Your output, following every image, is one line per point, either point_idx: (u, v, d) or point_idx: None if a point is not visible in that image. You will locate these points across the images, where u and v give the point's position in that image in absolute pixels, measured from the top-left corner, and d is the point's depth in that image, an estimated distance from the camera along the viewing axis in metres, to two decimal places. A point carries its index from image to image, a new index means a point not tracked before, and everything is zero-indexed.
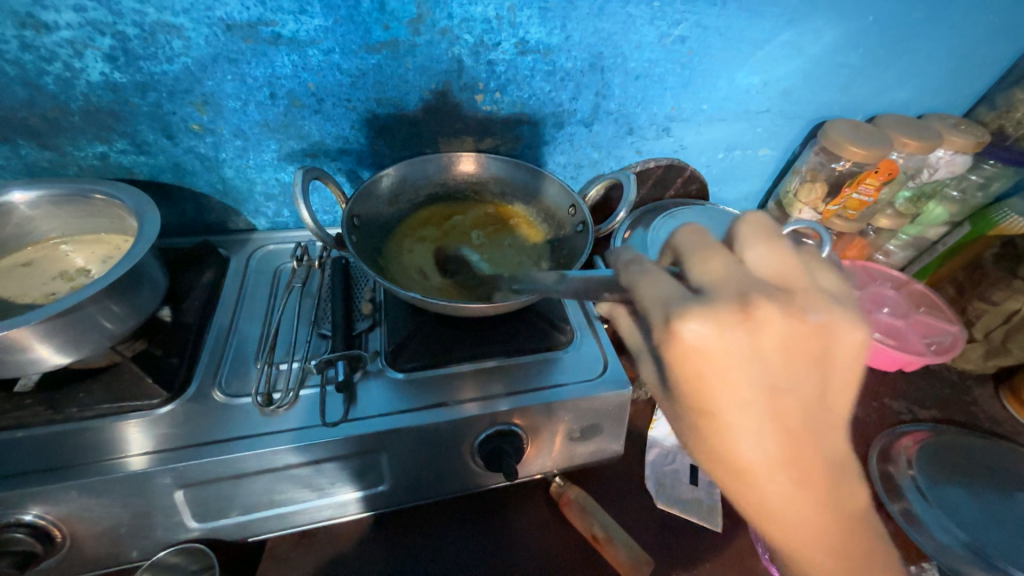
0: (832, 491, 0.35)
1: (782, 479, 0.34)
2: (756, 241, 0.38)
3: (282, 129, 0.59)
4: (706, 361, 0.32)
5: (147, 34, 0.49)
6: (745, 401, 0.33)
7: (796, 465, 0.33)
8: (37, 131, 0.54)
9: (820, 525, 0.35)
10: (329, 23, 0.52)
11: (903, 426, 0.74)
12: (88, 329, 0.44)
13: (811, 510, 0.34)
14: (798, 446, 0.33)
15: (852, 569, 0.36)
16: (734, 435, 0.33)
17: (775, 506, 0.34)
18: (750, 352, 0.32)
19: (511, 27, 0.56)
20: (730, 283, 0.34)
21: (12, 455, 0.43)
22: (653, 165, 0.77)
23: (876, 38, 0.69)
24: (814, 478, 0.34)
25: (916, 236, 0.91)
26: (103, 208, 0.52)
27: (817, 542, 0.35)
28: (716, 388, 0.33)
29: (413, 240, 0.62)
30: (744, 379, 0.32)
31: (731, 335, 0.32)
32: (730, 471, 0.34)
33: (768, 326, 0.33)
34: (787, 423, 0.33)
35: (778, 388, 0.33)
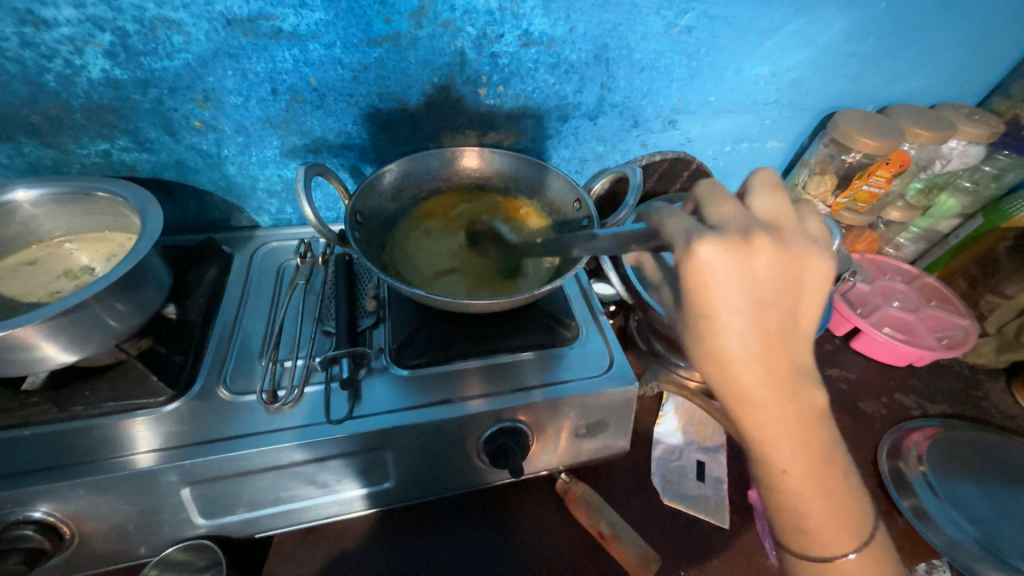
0: (802, 393, 0.37)
1: (757, 371, 0.36)
2: (767, 189, 0.41)
3: (284, 124, 0.59)
4: (711, 276, 0.35)
5: (147, 29, 0.48)
6: (737, 301, 0.35)
7: (771, 358, 0.36)
8: (40, 129, 0.54)
9: (787, 425, 0.37)
10: (330, 17, 0.51)
11: (913, 422, 0.73)
12: (93, 327, 0.44)
13: (780, 405, 0.37)
14: (774, 345, 0.36)
15: (811, 470, 0.38)
16: (720, 327, 0.36)
17: (749, 395, 0.37)
18: (745, 271, 0.35)
19: (514, 19, 0.56)
20: (740, 220, 0.37)
21: (20, 453, 0.43)
22: (659, 159, 0.75)
23: (888, 26, 0.67)
24: (786, 375, 0.37)
25: (927, 228, 0.89)
26: (106, 206, 0.52)
27: (785, 439, 0.38)
28: (715, 295, 0.35)
29: (417, 237, 0.61)
30: (740, 288, 0.35)
31: (732, 254, 0.35)
32: (712, 360, 0.37)
33: (763, 250, 0.35)
34: (766, 323, 0.36)
35: (764, 297, 0.36)
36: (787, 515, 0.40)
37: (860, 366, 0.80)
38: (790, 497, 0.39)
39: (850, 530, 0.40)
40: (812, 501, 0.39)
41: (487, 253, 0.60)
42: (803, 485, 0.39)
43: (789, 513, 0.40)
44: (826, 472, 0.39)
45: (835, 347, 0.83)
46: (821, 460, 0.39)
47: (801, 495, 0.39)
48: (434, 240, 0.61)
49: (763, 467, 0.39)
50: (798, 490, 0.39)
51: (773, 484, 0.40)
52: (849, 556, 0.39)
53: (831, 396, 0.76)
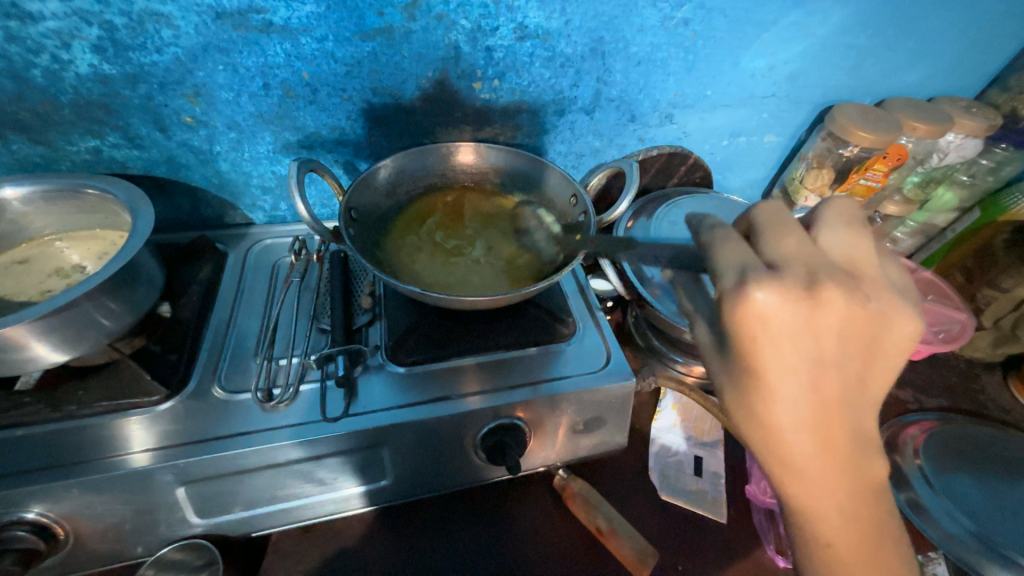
0: (857, 461, 0.34)
1: (809, 440, 0.33)
2: (839, 225, 0.36)
3: (277, 120, 0.58)
4: (768, 330, 0.31)
5: (135, 23, 0.48)
6: (794, 358, 0.32)
7: (825, 427, 0.33)
8: (28, 125, 0.53)
9: (840, 497, 0.34)
10: (321, 10, 0.50)
11: (909, 415, 0.73)
12: (84, 326, 0.43)
13: (834, 478, 0.33)
14: (830, 412, 0.33)
15: (866, 547, 0.34)
16: (769, 388, 0.32)
17: (798, 462, 0.33)
18: (810, 327, 0.31)
19: (509, 11, 0.55)
20: (807, 263, 0.33)
21: (13, 453, 0.43)
22: (656, 153, 0.75)
23: (886, 18, 0.66)
24: (842, 445, 0.33)
25: (924, 222, 0.89)
26: (97, 203, 0.51)
27: (836, 509, 0.34)
28: (767, 352, 0.32)
29: (407, 241, 0.59)
30: (799, 346, 0.32)
31: (796, 308, 0.31)
32: (758, 424, 0.34)
33: (835, 305, 0.32)
34: (824, 386, 0.32)
35: (824, 357, 0.32)
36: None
37: None
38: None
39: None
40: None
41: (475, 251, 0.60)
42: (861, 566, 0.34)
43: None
44: (884, 548, 0.35)
45: None
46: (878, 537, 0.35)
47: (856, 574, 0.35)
48: (428, 240, 0.60)
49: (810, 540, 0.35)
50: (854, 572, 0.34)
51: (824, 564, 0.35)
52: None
53: None
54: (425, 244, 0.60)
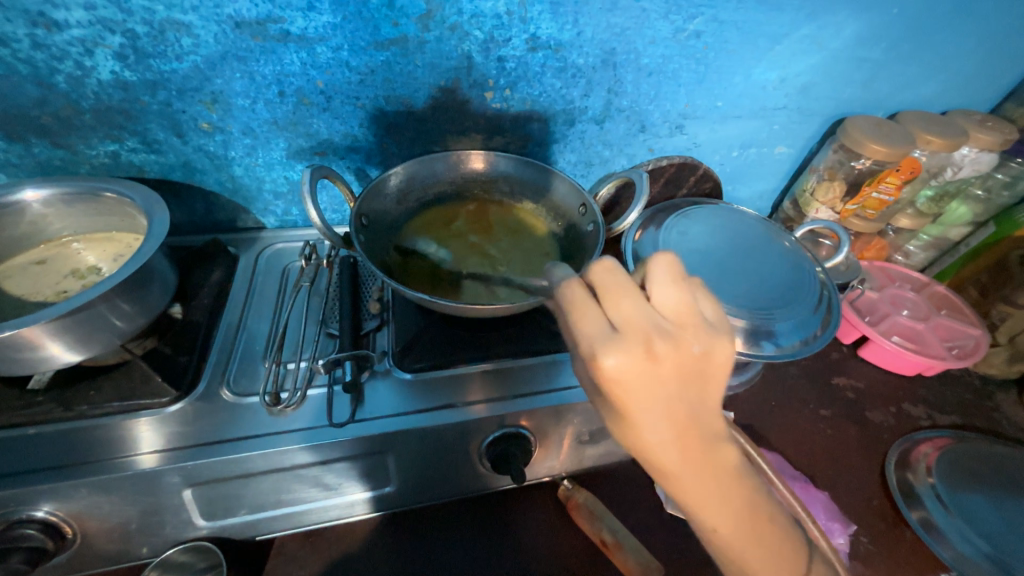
0: (720, 459, 0.36)
1: (676, 451, 0.35)
2: (664, 280, 0.37)
3: (291, 127, 0.59)
4: (620, 385, 0.34)
5: (156, 32, 0.49)
6: (648, 400, 0.34)
7: (684, 439, 0.35)
8: (50, 129, 0.54)
9: (717, 491, 0.35)
10: (337, 20, 0.51)
11: (922, 432, 0.72)
12: (97, 327, 0.44)
13: (705, 479, 0.35)
14: (685, 426, 0.35)
15: (747, 532, 0.36)
16: (632, 419, 0.35)
17: (674, 471, 0.36)
18: (651, 376, 0.34)
19: (521, 23, 0.55)
20: (642, 324, 0.35)
21: (24, 451, 0.43)
22: (665, 163, 0.75)
23: (900, 32, 0.66)
24: (704, 451, 0.35)
25: (938, 236, 0.88)
26: (114, 206, 0.52)
27: (715, 506, 0.36)
28: (627, 398, 0.34)
29: (418, 247, 0.60)
30: (649, 391, 0.34)
31: (636, 366, 0.33)
32: (636, 445, 0.36)
33: (666, 357, 0.34)
34: (676, 409, 0.35)
35: (671, 393, 0.34)
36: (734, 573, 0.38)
37: (869, 375, 0.79)
38: (730, 556, 0.37)
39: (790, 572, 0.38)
40: (755, 557, 0.37)
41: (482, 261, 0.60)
42: (743, 546, 0.37)
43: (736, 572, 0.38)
44: (767, 528, 0.37)
45: (842, 355, 0.81)
46: (759, 522, 0.36)
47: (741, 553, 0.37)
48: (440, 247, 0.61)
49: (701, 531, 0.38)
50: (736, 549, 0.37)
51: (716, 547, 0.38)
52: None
53: (839, 404, 0.74)
54: (437, 249, 0.60)
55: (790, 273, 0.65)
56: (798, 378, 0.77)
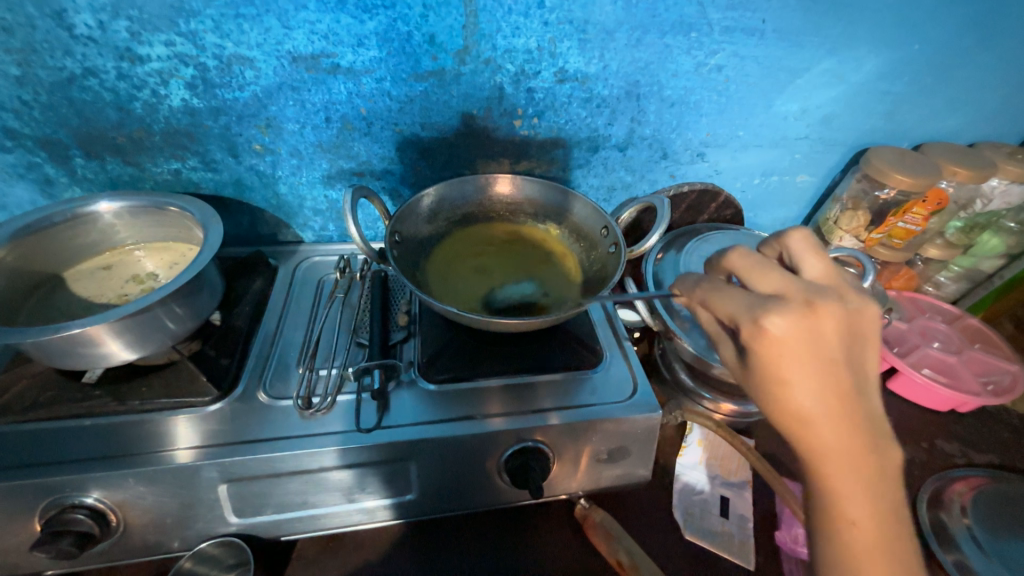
0: (875, 456, 0.36)
1: (833, 430, 0.36)
2: (811, 252, 0.42)
3: (334, 149, 0.64)
4: (779, 347, 0.36)
5: (224, 65, 0.54)
6: (808, 366, 0.35)
7: (847, 416, 0.36)
8: (123, 149, 0.60)
9: (855, 485, 0.35)
10: (383, 55, 0.56)
11: (956, 471, 0.69)
12: (154, 328, 0.48)
13: (849, 461, 0.35)
14: (849, 398, 0.36)
15: (886, 534, 0.35)
16: (786, 386, 0.36)
17: (822, 452, 0.36)
18: (808, 334, 0.35)
19: (551, 57, 0.59)
20: (798, 289, 0.38)
21: (80, 440, 0.47)
22: (687, 189, 0.77)
23: (922, 66, 0.67)
24: (857, 440, 0.36)
25: (969, 268, 0.86)
26: (174, 218, 0.57)
27: (858, 491, 0.35)
28: (787, 362, 0.36)
29: (463, 252, 0.64)
30: (815, 351, 0.35)
31: (800, 325, 0.35)
32: (788, 419, 0.37)
33: (829, 315, 0.36)
34: (823, 371, 0.36)
35: (818, 358, 0.36)
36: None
37: (899, 408, 0.76)
38: (861, 574, 0.34)
39: None
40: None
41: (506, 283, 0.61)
42: (882, 559, 0.34)
43: None
44: (903, 547, 0.35)
45: None
46: (886, 509, 0.35)
47: (877, 574, 0.34)
48: (484, 257, 0.64)
49: (836, 534, 0.36)
50: (874, 568, 0.34)
51: (852, 562, 0.35)
52: None
53: None
54: (482, 258, 0.64)
55: None
56: None
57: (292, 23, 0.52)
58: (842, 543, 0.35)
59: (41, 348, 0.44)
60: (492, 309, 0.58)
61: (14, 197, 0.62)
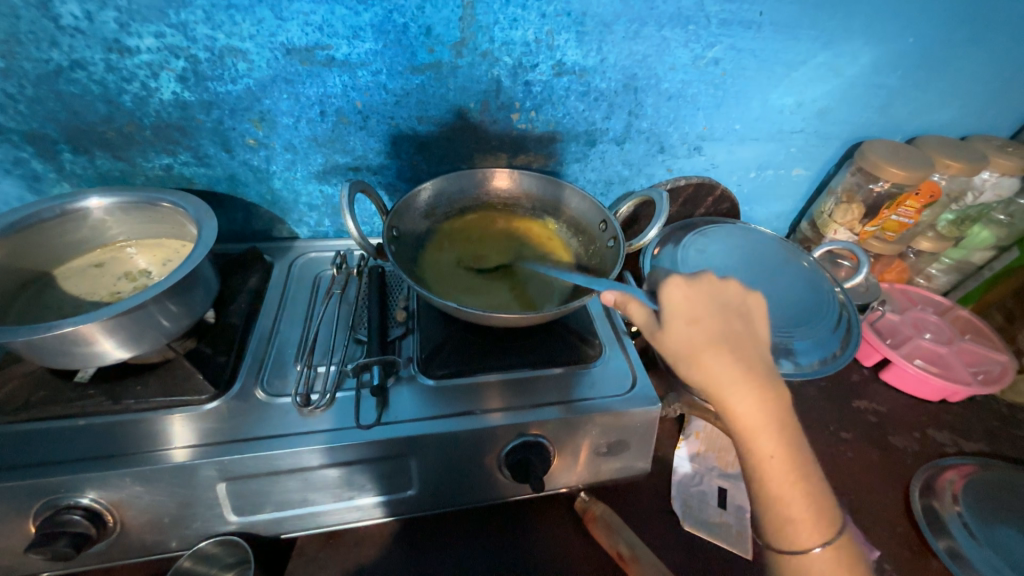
0: (771, 389, 0.41)
1: (735, 368, 0.40)
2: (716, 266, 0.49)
3: (329, 143, 0.63)
4: (680, 303, 0.42)
5: (216, 57, 0.53)
6: (704, 318, 0.42)
7: (745, 358, 0.41)
8: (113, 144, 0.59)
9: (765, 416, 0.40)
10: (378, 47, 0.55)
11: (948, 459, 0.70)
12: (148, 326, 0.47)
13: (752, 401, 0.40)
14: (744, 342, 0.42)
15: (790, 458, 0.40)
16: (692, 338, 0.41)
17: (729, 392, 0.40)
18: (703, 295, 0.43)
19: (548, 50, 0.59)
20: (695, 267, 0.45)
21: (74, 440, 0.46)
22: (683, 183, 0.77)
23: (916, 59, 0.68)
24: (755, 377, 0.41)
25: (960, 260, 0.88)
26: (167, 215, 0.56)
27: (762, 427, 0.40)
28: (687, 312, 0.42)
29: (454, 245, 0.64)
30: (706, 308, 0.42)
31: (694, 291, 0.43)
32: (698, 365, 0.41)
33: (717, 287, 0.44)
34: (719, 321, 0.42)
35: (712, 311, 0.42)
36: (773, 512, 0.41)
37: (891, 399, 0.78)
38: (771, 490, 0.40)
39: (823, 519, 0.40)
40: (789, 489, 0.40)
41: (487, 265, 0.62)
42: (784, 476, 0.40)
43: (771, 505, 0.41)
44: (800, 462, 0.41)
45: (863, 378, 0.80)
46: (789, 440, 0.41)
47: (783, 483, 0.40)
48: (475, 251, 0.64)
49: (752, 460, 0.41)
50: (778, 482, 0.40)
51: (764, 477, 0.40)
52: (817, 550, 0.39)
53: (859, 427, 0.73)
54: (473, 252, 0.64)
55: (807, 293, 0.66)
56: (818, 401, 0.76)
57: (285, 14, 0.51)
58: (755, 464, 0.41)
59: (32, 347, 0.43)
60: (440, 272, 0.61)
61: (1, 193, 0.61)
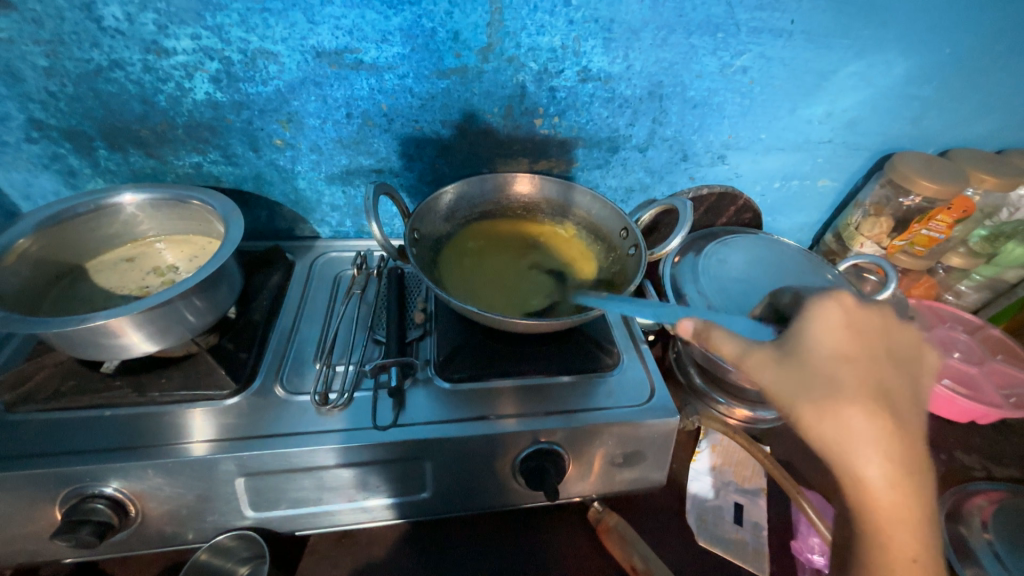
0: (907, 474, 0.37)
1: (872, 444, 0.37)
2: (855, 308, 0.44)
3: (353, 145, 0.64)
4: (826, 336, 0.40)
5: (248, 59, 0.55)
6: (851, 361, 0.39)
7: (894, 425, 0.37)
8: (147, 141, 0.60)
9: (909, 504, 0.37)
10: (406, 51, 0.56)
11: (976, 484, 0.67)
12: (174, 321, 0.48)
13: (883, 481, 0.37)
14: (903, 401, 0.39)
15: (926, 564, 0.36)
16: (831, 376, 0.39)
17: (865, 468, 0.37)
18: (852, 340, 0.40)
19: (575, 56, 0.59)
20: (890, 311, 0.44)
21: (100, 430, 0.47)
22: (706, 192, 0.76)
23: (952, 70, 0.66)
24: (892, 453, 0.37)
25: (992, 277, 0.84)
26: (196, 212, 0.58)
27: (898, 521, 0.36)
28: (835, 354, 0.39)
29: (468, 258, 0.63)
30: (849, 348, 0.40)
31: (842, 329, 0.41)
32: (827, 419, 0.37)
33: (868, 330, 0.41)
34: (867, 379, 0.39)
35: (864, 362, 0.40)
36: None
37: None
38: None
39: None
40: None
41: (505, 267, 0.63)
42: None
43: None
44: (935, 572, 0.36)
45: None
46: (925, 546, 0.36)
47: None
48: (486, 263, 0.63)
49: (877, 556, 0.37)
50: None
51: None
52: None
53: None
54: (488, 265, 0.63)
55: None
56: None
57: (317, 18, 0.52)
58: (885, 566, 0.36)
59: (64, 338, 0.44)
60: (455, 256, 0.63)
61: (38, 186, 0.62)
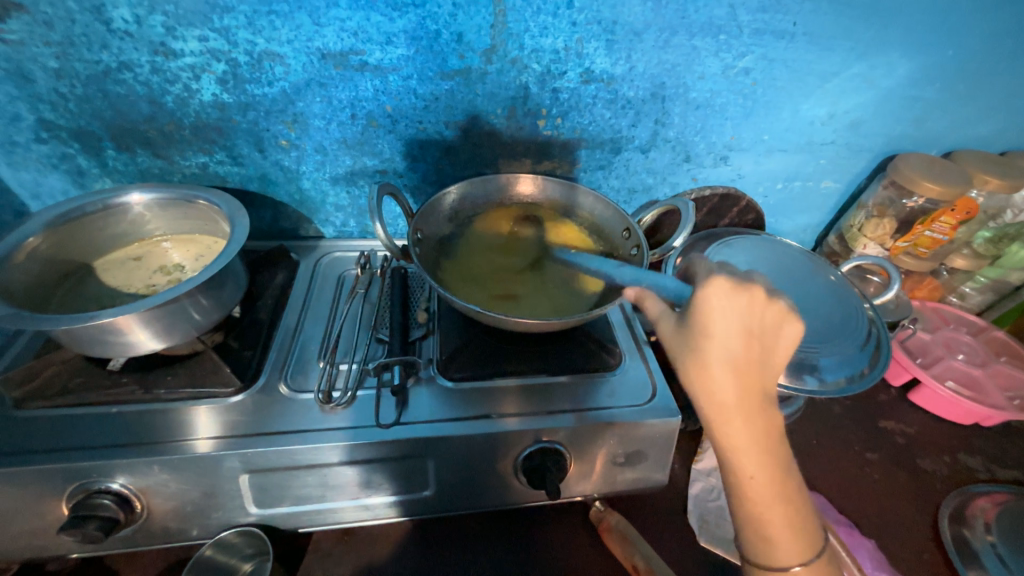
0: (766, 412, 0.40)
1: (732, 394, 0.40)
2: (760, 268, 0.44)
3: (358, 146, 0.64)
4: (712, 302, 0.41)
5: (254, 61, 0.55)
6: (728, 322, 0.40)
7: (749, 376, 0.40)
8: (154, 142, 0.61)
9: (766, 440, 0.40)
10: (410, 53, 0.56)
11: (979, 486, 0.67)
12: (180, 319, 0.48)
13: (745, 426, 0.40)
14: (767, 358, 0.41)
15: (775, 489, 0.40)
16: (706, 337, 0.41)
17: (721, 410, 0.40)
18: (739, 304, 0.41)
19: (577, 58, 0.59)
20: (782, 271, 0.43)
21: (107, 427, 0.47)
22: (708, 193, 0.76)
23: (955, 72, 0.66)
24: (752, 398, 0.40)
25: (997, 279, 0.84)
26: (202, 211, 0.58)
27: (756, 455, 0.40)
28: (711, 319, 0.41)
29: (471, 255, 0.63)
30: (732, 313, 0.40)
31: (734, 293, 0.41)
32: (699, 371, 0.41)
33: (759, 292, 0.41)
34: (742, 340, 0.40)
35: (740, 326, 0.40)
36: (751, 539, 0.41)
37: (920, 420, 0.75)
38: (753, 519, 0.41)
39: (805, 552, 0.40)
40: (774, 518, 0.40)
41: (507, 264, 0.63)
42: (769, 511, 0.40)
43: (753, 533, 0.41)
44: (787, 494, 0.41)
45: (891, 398, 0.77)
46: (782, 477, 0.40)
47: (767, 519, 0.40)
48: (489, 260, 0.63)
49: (734, 483, 0.42)
50: (761, 510, 0.40)
51: (750, 504, 0.41)
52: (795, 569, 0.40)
53: (886, 448, 0.71)
54: (491, 261, 0.63)
55: (834, 309, 0.64)
56: (842, 420, 0.74)
57: (322, 20, 0.53)
58: (738, 493, 0.41)
59: (73, 336, 0.44)
60: (457, 253, 0.63)
61: (48, 186, 0.63)
